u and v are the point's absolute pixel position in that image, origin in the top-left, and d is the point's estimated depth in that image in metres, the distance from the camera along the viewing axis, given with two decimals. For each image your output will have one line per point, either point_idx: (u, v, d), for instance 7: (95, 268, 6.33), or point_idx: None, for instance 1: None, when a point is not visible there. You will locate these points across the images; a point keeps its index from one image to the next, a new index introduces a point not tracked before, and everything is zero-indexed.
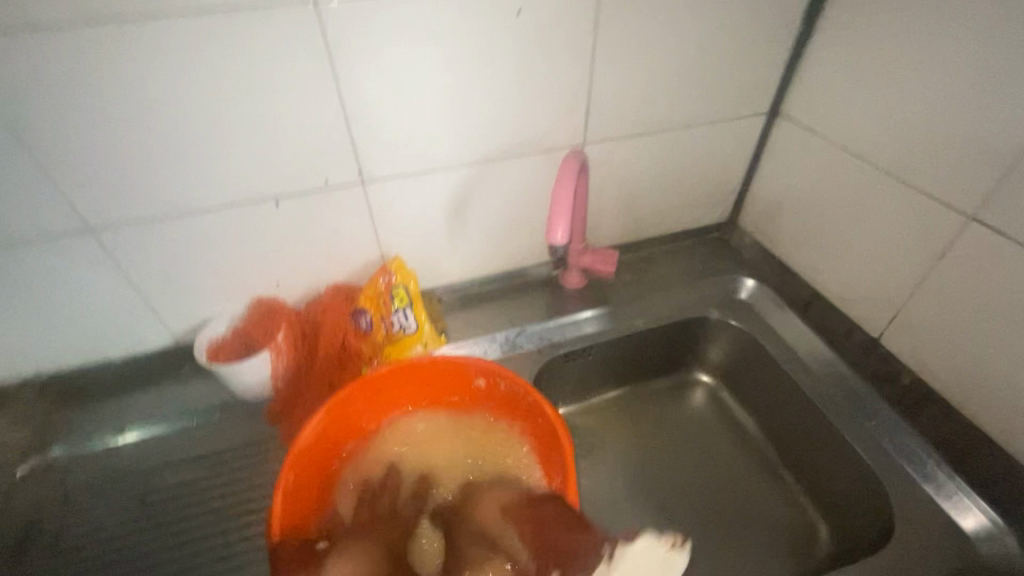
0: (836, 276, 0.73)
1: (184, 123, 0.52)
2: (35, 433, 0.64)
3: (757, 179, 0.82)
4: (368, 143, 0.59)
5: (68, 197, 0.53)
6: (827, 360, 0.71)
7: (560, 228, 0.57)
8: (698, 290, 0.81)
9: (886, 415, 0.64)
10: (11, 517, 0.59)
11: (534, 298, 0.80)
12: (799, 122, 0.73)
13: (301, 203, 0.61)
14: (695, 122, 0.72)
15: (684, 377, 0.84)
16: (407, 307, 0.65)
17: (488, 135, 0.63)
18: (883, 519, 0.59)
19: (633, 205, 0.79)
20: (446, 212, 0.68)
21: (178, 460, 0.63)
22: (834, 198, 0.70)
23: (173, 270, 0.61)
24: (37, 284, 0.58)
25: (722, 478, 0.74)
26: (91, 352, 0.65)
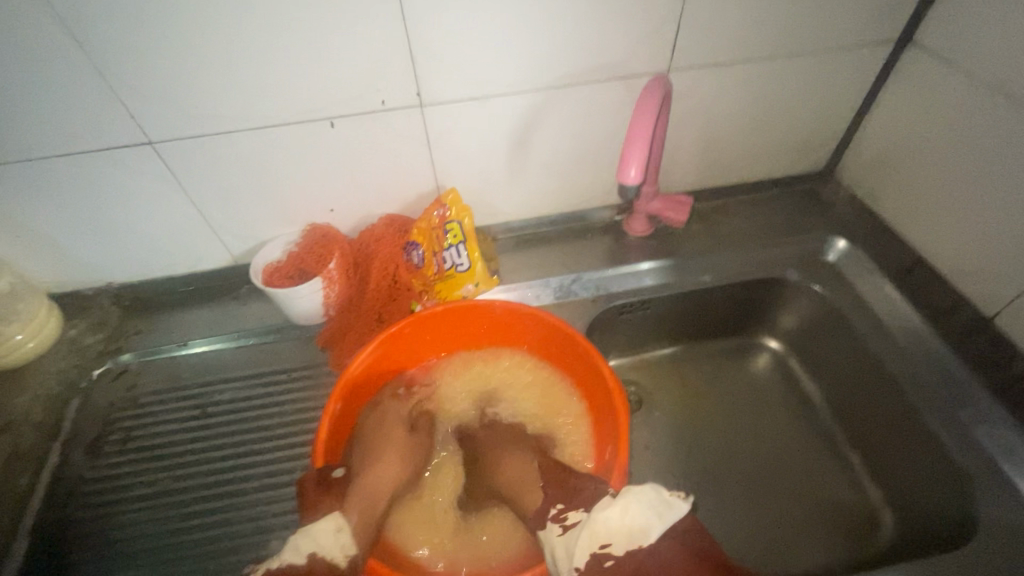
0: (951, 241, 0.64)
1: (237, 30, 0.48)
2: (110, 337, 0.68)
3: (868, 122, 0.71)
4: (429, 62, 0.54)
5: (125, 104, 0.52)
6: (922, 336, 0.63)
7: (633, 164, 0.51)
8: (779, 246, 0.73)
9: (986, 403, 0.57)
10: (88, 412, 0.62)
11: (595, 243, 0.75)
12: (937, 54, 0.61)
13: (357, 125, 0.58)
14: (802, 50, 0.62)
15: (748, 341, 0.78)
16: (461, 244, 0.63)
17: (562, 56, 0.56)
18: (964, 515, 0.53)
19: (716, 147, 0.71)
20: (508, 144, 0.63)
21: (236, 375, 0.65)
22: (966, 148, 0.59)
23: (231, 188, 0.61)
24: (102, 194, 0.58)
25: (780, 452, 0.69)
26: (158, 263, 0.67)
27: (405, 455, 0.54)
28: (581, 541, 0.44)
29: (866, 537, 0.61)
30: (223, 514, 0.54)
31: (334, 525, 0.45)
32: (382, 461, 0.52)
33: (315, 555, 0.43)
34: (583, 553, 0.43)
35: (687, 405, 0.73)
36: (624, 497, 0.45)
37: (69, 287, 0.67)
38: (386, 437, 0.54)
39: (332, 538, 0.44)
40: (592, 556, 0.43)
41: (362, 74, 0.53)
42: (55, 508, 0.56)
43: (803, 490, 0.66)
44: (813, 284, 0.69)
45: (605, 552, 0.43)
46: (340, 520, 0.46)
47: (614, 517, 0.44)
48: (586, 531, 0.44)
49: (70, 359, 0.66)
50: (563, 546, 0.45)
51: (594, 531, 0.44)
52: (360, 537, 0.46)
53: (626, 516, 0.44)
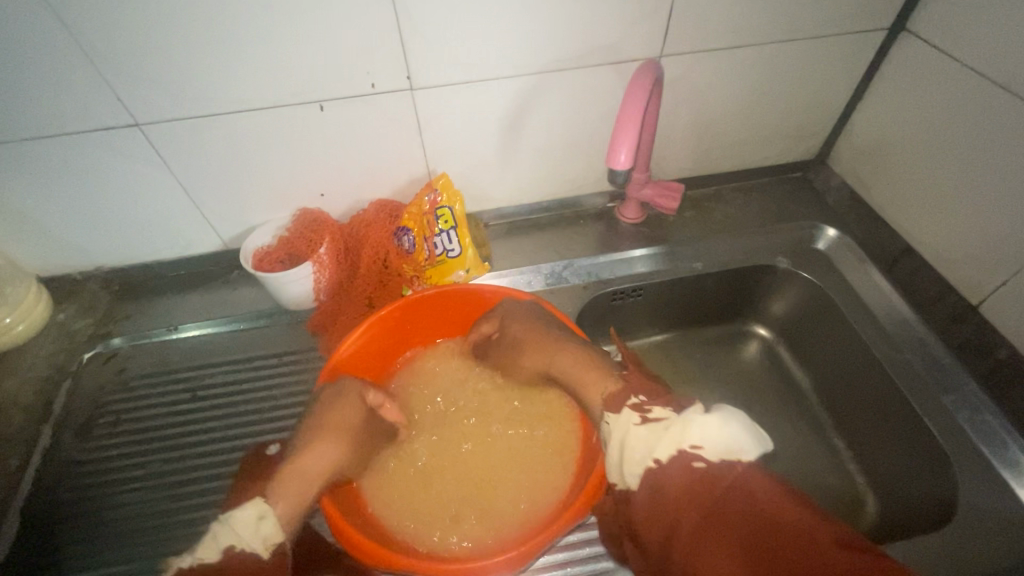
0: (940, 230, 0.64)
1: (223, 9, 0.48)
2: (100, 321, 0.68)
3: (860, 110, 0.71)
4: (420, 45, 0.53)
5: (111, 85, 0.51)
6: (909, 324, 0.64)
7: (624, 148, 0.51)
8: (770, 234, 0.73)
9: (969, 390, 0.58)
10: (78, 397, 0.62)
11: (587, 230, 0.75)
12: (930, 41, 0.60)
13: (347, 109, 0.57)
14: (796, 36, 0.61)
15: (738, 328, 0.78)
16: (452, 229, 0.64)
17: (554, 40, 0.56)
18: (944, 498, 0.54)
19: (708, 134, 0.71)
20: (500, 129, 0.63)
21: (226, 360, 0.65)
22: (956, 136, 0.59)
23: (220, 171, 0.60)
24: (90, 177, 0.58)
25: (767, 437, 0.70)
26: (147, 248, 0.67)
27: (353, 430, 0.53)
28: (666, 439, 0.46)
29: (850, 520, 0.62)
30: (213, 496, 0.55)
31: (254, 513, 0.45)
32: (324, 440, 0.51)
33: (233, 546, 0.44)
34: (665, 449, 0.46)
35: (676, 391, 0.74)
36: (721, 414, 0.46)
37: (58, 271, 0.67)
38: (329, 418, 0.53)
39: (252, 526, 0.45)
40: (677, 451, 0.45)
41: (351, 56, 0.53)
42: (46, 491, 0.56)
43: (790, 475, 0.67)
44: (803, 272, 0.70)
45: (695, 453, 0.45)
46: (261, 507, 0.46)
47: (715, 428, 0.45)
48: (678, 427, 0.46)
49: (60, 343, 0.66)
50: (640, 442, 0.47)
51: (687, 433, 0.46)
52: (286, 521, 0.47)
53: (724, 429, 0.45)
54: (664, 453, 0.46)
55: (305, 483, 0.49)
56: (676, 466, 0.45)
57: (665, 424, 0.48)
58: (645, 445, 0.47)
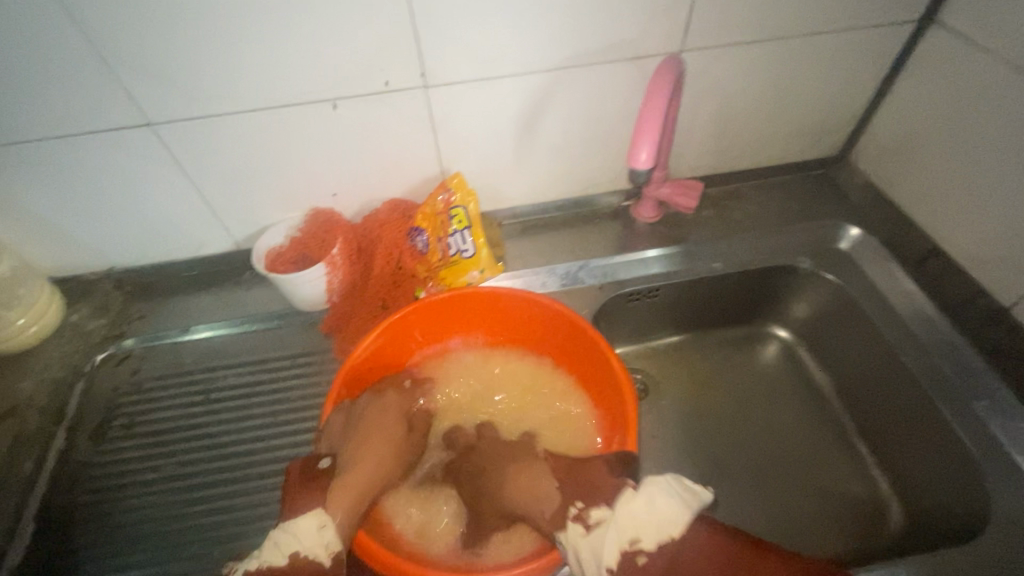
0: (969, 230, 0.62)
1: (234, 5, 0.47)
2: (113, 322, 0.67)
3: (886, 106, 0.69)
4: (434, 41, 0.52)
5: (123, 84, 0.50)
6: (937, 326, 0.62)
7: (644, 147, 0.50)
8: (791, 233, 0.71)
9: (1000, 396, 0.56)
10: (93, 398, 0.62)
11: (603, 230, 0.73)
12: (961, 34, 0.58)
13: (360, 107, 0.56)
14: (820, 29, 0.59)
15: (757, 330, 0.77)
16: (466, 230, 0.62)
17: (571, 36, 0.54)
18: (975, 509, 0.52)
19: (728, 131, 0.69)
20: (514, 127, 0.62)
21: (239, 362, 0.64)
22: (988, 133, 0.57)
23: (232, 172, 0.60)
24: (102, 177, 0.57)
25: (787, 442, 0.68)
26: (160, 248, 0.67)
27: (395, 444, 0.53)
28: (609, 536, 0.43)
29: (874, 528, 0.61)
30: (228, 500, 0.54)
31: (316, 521, 0.44)
32: (371, 453, 0.51)
33: (296, 552, 0.42)
34: (611, 551, 0.43)
35: (694, 394, 0.72)
36: (647, 487, 0.45)
37: (71, 272, 0.67)
38: (373, 432, 0.52)
39: (315, 535, 0.43)
40: (621, 553, 0.43)
41: (364, 54, 0.52)
42: (61, 493, 0.56)
43: (811, 480, 0.65)
44: (825, 273, 0.68)
45: (635, 549, 0.43)
46: (322, 516, 0.45)
47: (640, 505, 0.44)
48: (615, 526, 0.44)
49: (73, 343, 0.66)
50: (587, 547, 0.44)
51: (622, 526, 0.44)
52: (344, 530, 0.46)
53: (652, 508, 0.44)
54: (611, 557, 0.42)
55: (359, 493, 0.48)
56: (624, 569, 0.42)
57: (603, 524, 0.44)
58: (594, 549, 0.43)
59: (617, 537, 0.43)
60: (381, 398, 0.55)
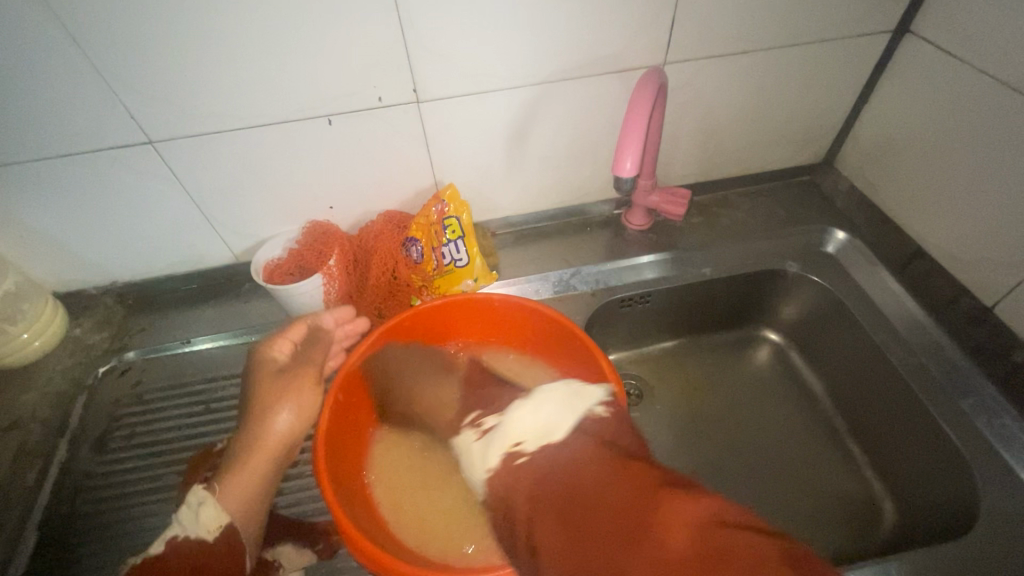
0: (951, 231, 0.63)
1: (231, 27, 0.49)
2: (115, 335, 0.69)
3: (866, 113, 0.71)
4: (424, 57, 0.54)
5: (125, 104, 0.52)
6: (923, 326, 0.63)
7: (629, 157, 0.52)
8: (778, 238, 0.73)
9: (986, 393, 0.57)
10: (95, 410, 0.63)
11: (594, 238, 0.75)
12: (934, 43, 0.60)
13: (354, 122, 0.58)
14: (798, 40, 0.61)
15: (749, 333, 0.78)
16: (459, 239, 0.64)
17: (557, 51, 0.56)
18: (964, 505, 0.52)
19: (714, 140, 0.71)
20: (505, 139, 0.63)
21: (239, 372, 0.66)
22: (964, 138, 0.59)
23: (231, 186, 0.61)
24: (104, 194, 0.59)
25: (780, 443, 0.69)
26: (160, 262, 0.68)
27: (297, 414, 0.52)
28: (495, 443, 0.43)
29: (868, 527, 0.61)
30: None
31: (194, 501, 0.46)
32: (269, 426, 0.50)
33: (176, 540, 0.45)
34: (496, 454, 0.42)
35: (688, 398, 0.73)
36: (537, 401, 0.45)
37: (75, 287, 0.68)
38: (278, 404, 0.51)
39: (194, 515, 0.45)
40: (504, 453, 0.42)
41: (356, 70, 0.53)
42: (62, 504, 0.57)
43: (805, 481, 0.66)
44: (812, 276, 0.69)
45: (518, 450, 0.41)
46: (202, 494, 0.46)
47: (528, 411, 0.44)
48: (501, 433, 0.43)
49: (76, 357, 0.67)
50: (480, 453, 0.44)
51: (507, 434, 0.43)
52: (241, 512, 0.47)
53: (539, 416, 0.43)
54: (495, 460, 0.42)
55: (256, 471, 0.48)
56: (508, 474, 0.40)
57: (486, 435, 0.44)
58: (484, 454, 0.43)
59: (501, 445, 0.42)
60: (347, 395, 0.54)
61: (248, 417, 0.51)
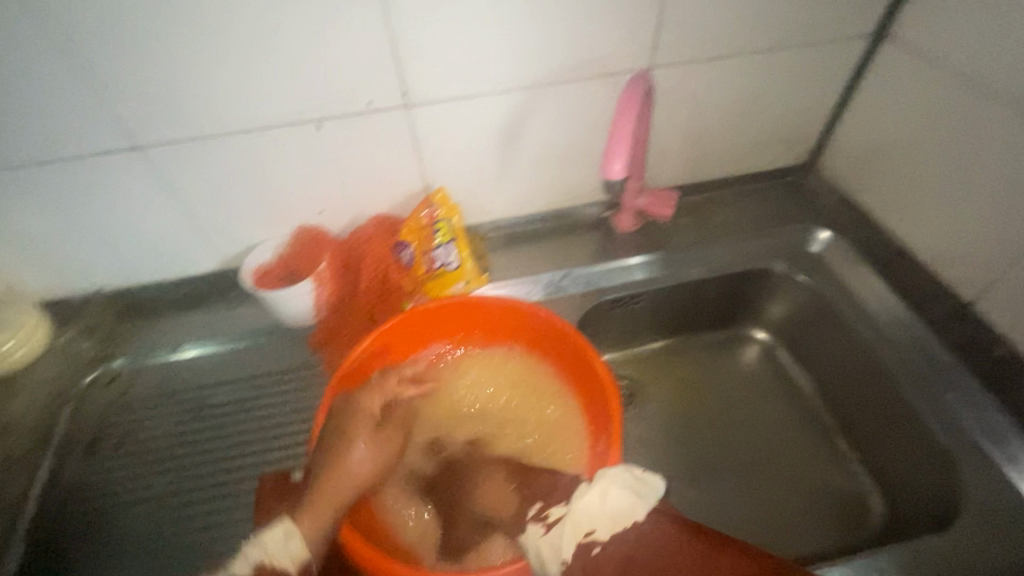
0: (931, 230, 0.65)
1: (222, 32, 0.49)
2: (101, 343, 0.68)
3: (848, 115, 0.72)
4: (415, 62, 0.54)
5: (113, 109, 0.52)
6: (906, 323, 0.64)
7: (618, 159, 0.53)
8: (765, 238, 0.74)
9: (968, 387, 0.58)
10: (81, 419, 0.62)
11: (584, 240, 0.75)
12: (913, 46, 0.62)
13: (345, 126, 0.58)
14: (781, 44, 0.63)
15: (737, 333, 0.79)
16: (450, 243, 0.64)
17: (546, 56, 0.57)
18: (949, 496, 0.54)
19: (700, 142, 0.72)
20: (495, 142, 0.64)
21: (229, 379, 0.65)
22: (942, 139, 0.61)
23: (220, 192, 0.61)
24: (91, 200, 0.58)
25: (770, 441, 0.70)
26: (147, 269, 0.67)
27: (371, 452, 0.51)
28: (565, 532, 0.41)
29: (857, 521, 0.62)
30: (218, 516, 0.55)
31: (281, 532, 0.44)
32: (345, 457, 0.49)
33: (260, 565, 0.42)
34: (569, 546, 0.40)
35: (678, 397, 0.74)
36: (600, 481, 0.43)
37: (60, 295, 0.67)
38: (349, 440, 0.50)
39: (281, 543, 0.43)
40: (578, 547, 0.40)
41: (347, 74, 0.54)
42: (49, 516, 0.56)
43: (794, 477, 0.67)
44: (798, 275, 0.71)
45: (591, 539, 0.40)
46: (290, 526, 0.44)
47: (594, 499, 0.42)
48: (570, 522, 0.41)
49: (62, 365, 0.66)
50: (547, 548, 0.41)
51: (576, 523, 0.41)
52: (312, 541, 0.45)
53: (606, 499, 0.41)
54: (568, 550, 0.40)
55: (332, 501, 0.47)
56: (577, 562, 0.39)
57: (559, 521, 0.42)
58: (552, 544, 0.41)
59: (571, 534, 0.41)
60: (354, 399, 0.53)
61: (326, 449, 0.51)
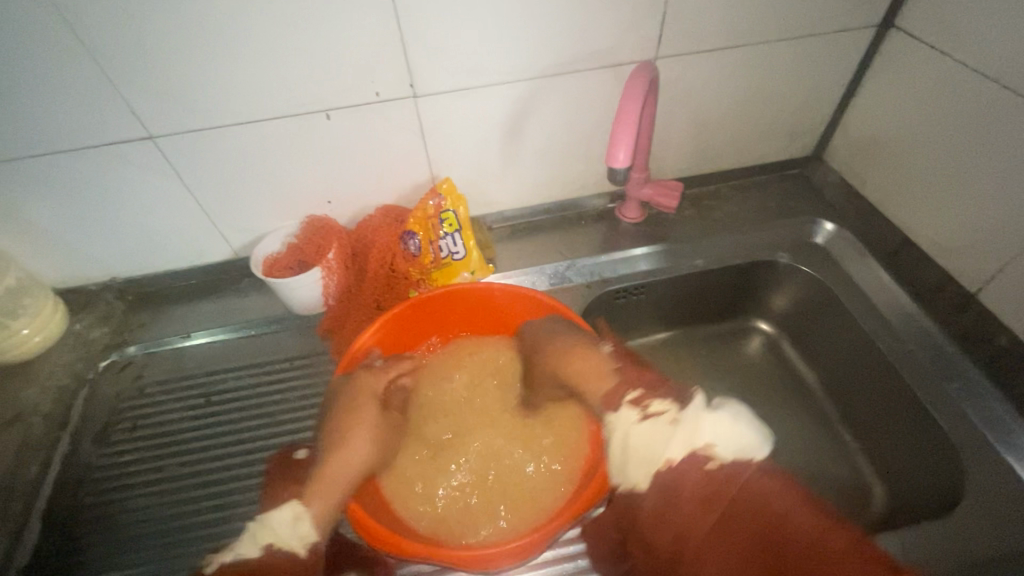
0: (936, 221, 0.65)
1: (232, 21, 0.49)
2: (115, 331, 0.69)
3: (853, 106, 0.72)
4: (422, 53, 0.55)
5: (127, 100, 0.53)
6: (910, 314, 0.65)
7: (622, 149, 0.53)
8: (769, 230, 0.74)
9: (971, 375, 0.59)
10: (96, 404, 0.64)
11: (589, 231, 0.76)
12: (918, 37, 0.62)
13: (353, 117, 0.59)
14: (787, 35, 0.63)
15: (741, 324, 0.79)
16: (456, 232, 0.65)
17: (551, 46, 0.57)
18: (950, 486, 0.54)
19: (705, 134, 0.72)
20: (501, 133, 0.64)
21: (238, 366, 0.66)
22: (947, 129, 0.61)
23: (230, 181, 0.62)
24: (105, 189, 0.60)
25: (773, 430, 0.71)
26: (161, 258, 0.69)
27: (378, 438, 0.53)
28: (679, 438, 0.49)
29: (859, 509, 0.63)
30: (228, 498, 0.56)
31: (290, 513, 0.47)
32: (350, 440, 0.52)
33: (271, 545, 0.45)
34: (677, 450, 0.49)
35: (682, 388, 0.75)
36: (732, 412, 0.51)
37: (74, 283, 0.69)
38: (354, 424, 0.53)
39: (289, 526, 0.46)
40: (688, 450, 0.49)
41: (354, 66, 0.55)
42: (66, 496, 0.57)
43: (796, 466, 0.67)
44: (802, 266, 0.71)
45: (710, 455, 0.49)
46: (298, 508, 0.47)
47: (727, 428, 0.49)
48: (688, 429, 0.50)
49: (76, 352, 0.67)
50: (645, 435, 0.50)
51: (696, 432, 0.49)
52: (322, 522, 0.48)
53: (735, 429, 0.49)
54: (666, 457, 0.49)
55: (341, 486, 0.49)
56: (686, 466, 0.49)
57: (673, 423, 0.50)
58: (656, 438, 0.50)
59: (686, 443, 0.49)
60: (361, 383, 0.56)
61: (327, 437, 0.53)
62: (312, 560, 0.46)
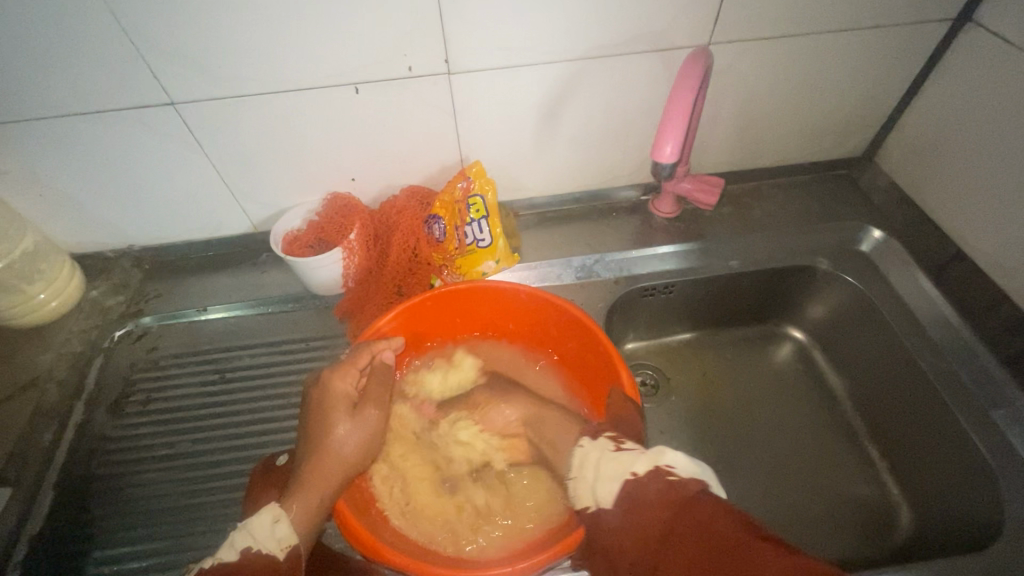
0: (995, 234, 0.61)
1: None
2: (131, 299, 0.68)
3: (914, 106, 0.67)
4: (460, 27, 0.51)
5: (148, 62, 0.50)
6: (957, 332, 0.61)
7: (669, 142, 0.50)
8: (811, 234, 0.71)
9: (1021, 404, 0.55)
10: (110, 373, 0.63)
11: (621, 224, 0.73)
12: (998, 32, 0.57)
13: (382, 91, 0.55)
14: (852, 23, 0.58)
15: (772, 330, 0.76)
16: (484, 219, 0.62)
17: (597, 25, 0.53)
18: (988, 518, 0.51)
19: (752, 127, 0.68)
20: (536, 117, 0.61)
21: (253, 344, 0.65)
22: (1018, 135, 0.56)
23: (250, 152, 0.59)
24: (123, 156, 0.58)
25: (798, 442, 0.68)
26: (179, 228, 0.67)
27: (357, 436, 0.51)
28: (642, 458, 0.42)
29: (881, 533, 0.60)
30: (240, 479, 0.55)
31: (269, 517, 0.45)
32: (325, 441, 0.49)
33: (249, 548, 0.43)
34: (640, 464, 0.42)
35: (705, 393, 0.72)
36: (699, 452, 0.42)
37: (91, 249, 0.68)
38: (328, 423, 0.50)
39: (267, 530, 0.44)
40: (650, 468, 0.41)
41: (387, 38, 0.51)
42: (79, 464, 0.57)
43: (819, 482, 0.65)
44: (844, 274, 0.67)
45: (666, 471, 0.41)
46: (277, 510, 0.45)
47: (682, 457, 0.41)
48: (649, 455, 0.42)
49: (92, 319, 0.66)
50: (612, 465, 0.44)
51: (656, 455, 0.42)
52: (301, 526, 0.46)
53: (692, 461, 0.41)
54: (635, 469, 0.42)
55: (320, 487, 0.47)
56: (650, 483, 0.40)
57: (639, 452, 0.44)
58: (618, 465, 0.43)
59: (645, 461, 0.42)
60: (330, 380, 0.52)
61: (305, 437, 0.51)
62: (291, 565, 0.44)
